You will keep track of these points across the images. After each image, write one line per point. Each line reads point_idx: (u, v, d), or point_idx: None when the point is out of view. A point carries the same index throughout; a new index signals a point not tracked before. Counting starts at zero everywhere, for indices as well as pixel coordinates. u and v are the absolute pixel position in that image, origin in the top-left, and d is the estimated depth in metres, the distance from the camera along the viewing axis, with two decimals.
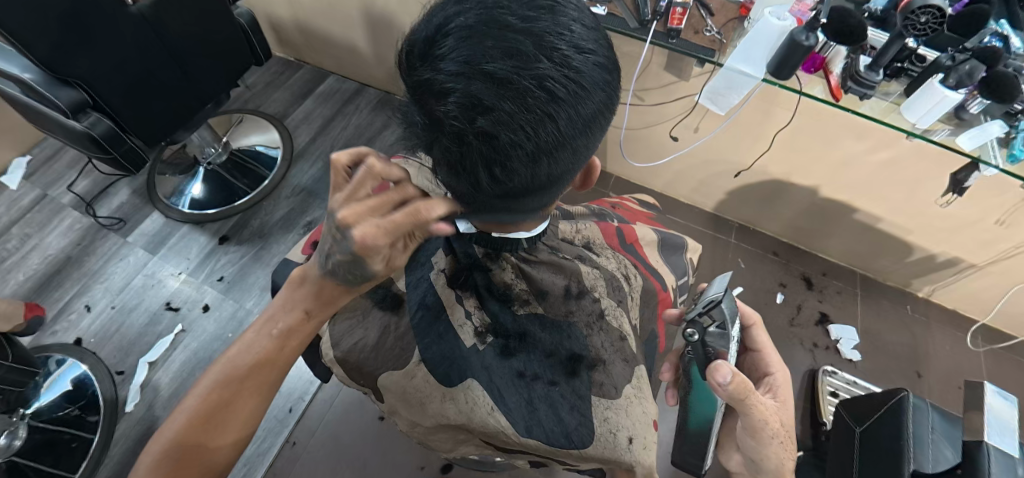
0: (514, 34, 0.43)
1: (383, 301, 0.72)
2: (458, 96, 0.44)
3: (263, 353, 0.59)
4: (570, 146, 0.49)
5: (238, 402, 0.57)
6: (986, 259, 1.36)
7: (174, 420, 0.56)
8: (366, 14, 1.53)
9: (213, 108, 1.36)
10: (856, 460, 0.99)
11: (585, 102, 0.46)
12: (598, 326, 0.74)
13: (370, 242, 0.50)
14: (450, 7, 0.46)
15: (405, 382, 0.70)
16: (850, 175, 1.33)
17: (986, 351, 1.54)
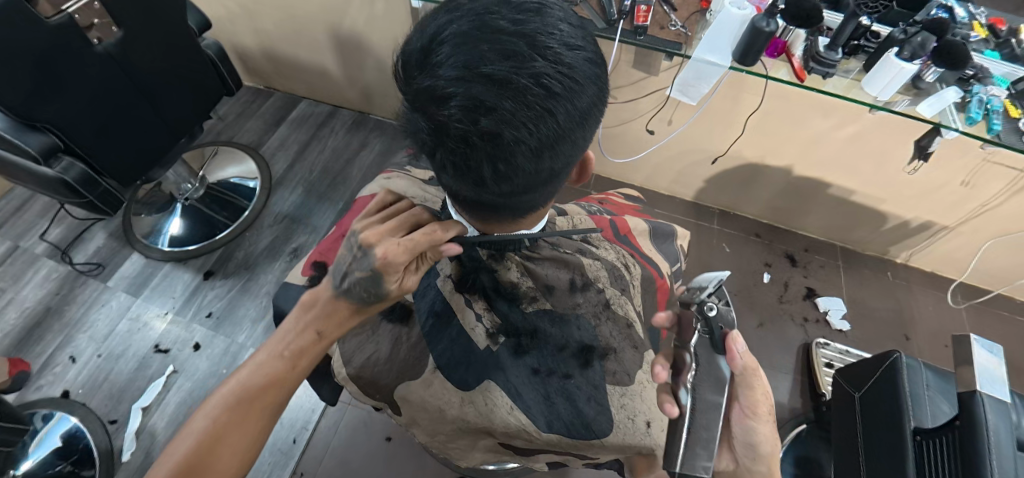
0: (508, 36, 0.44)
1: (392, 315, 0.73)
2: (460, 99, 0.45)
3: (274, 373, 0.61)
4: (570, 140, 0.50)
5: (249, 423, 0.59)
6: (955, 220, 1.42)
7: (181, 443, 0.55)
8: (334, 37, 1.54)
9: (188, 142, 1.35)
10: (859, 424, 1.03)
11: (582, 95, 0.48)
12: (605, 316, 0.76)
13: (393, 256, 0.61)
14: (441, 16, 0.47)
15: (422, 391, 0.70)
16: (821, 152, 1.38)
17: (966, 308, 1.60)
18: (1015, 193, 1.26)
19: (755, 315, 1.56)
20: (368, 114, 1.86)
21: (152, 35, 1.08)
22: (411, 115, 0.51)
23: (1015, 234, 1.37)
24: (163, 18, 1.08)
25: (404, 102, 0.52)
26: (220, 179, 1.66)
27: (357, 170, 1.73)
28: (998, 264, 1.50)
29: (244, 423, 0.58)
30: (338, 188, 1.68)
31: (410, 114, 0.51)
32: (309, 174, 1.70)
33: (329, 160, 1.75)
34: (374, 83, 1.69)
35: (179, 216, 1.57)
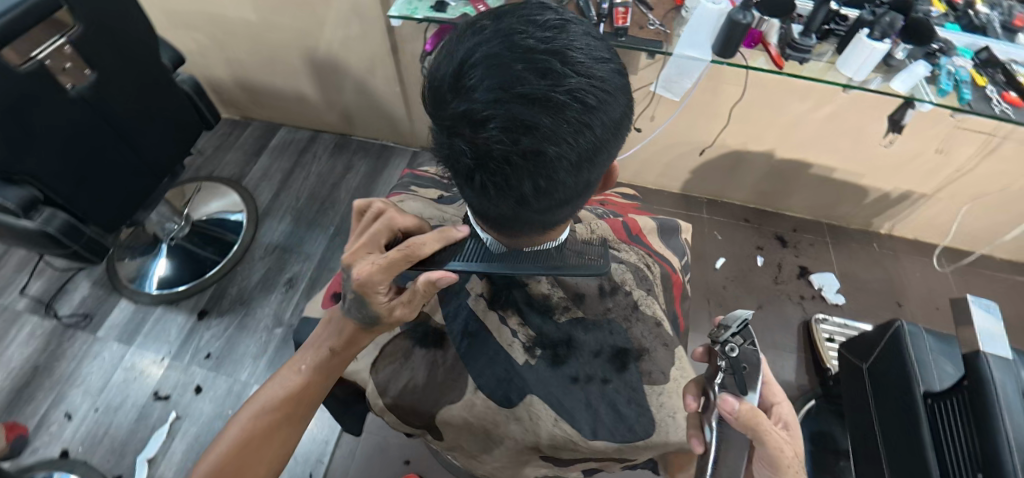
0: (540, 55, 0.44)
1: (425, 340, 0.72)
2: (499, 120, 0.45)
3: (293, 388, 0.68)
4: (607, 149, 0.51)
5: (274, 432, 0.66)
6: (932, 187, 1.48)
7: (216, 449, 0.63)
8: (310, 61, 1.52)
9: (170, 180, 1.31)
10: (870, 396, 1.05)
11: (616, 105, 0.48)
12: (635, 318, 0.76)
13: (369, 278, 0.60)
14: (468, 40, 0.47)
15: (464, 412, 0.70)
16: (800, 134, 1.42)
17: (951, 270, 1.66)
18: (986, 156, 1.31)
19: (753, 298, 1.58)
20: (349, 136, 1.84)
21: (128, 76, 1.04)
22: (445, 138, 0.51)
23: (989, 195, 1.43)
24: (136, 58, 1.05)
25: (435, 126, 0.52)
26: (205, 215, 1.61)
27: (344, 192, 1.71)
28: (976, 225, 1.57)
29: (269, 431, 0.66)
30: (328, 213, 1.66)
31: (444, 137, 0.51)
32: (296, 201, 1.67)
33: (315, 185, 1.72)
34: (354, 104, 1.67)
35: (164, 257, 1.52)
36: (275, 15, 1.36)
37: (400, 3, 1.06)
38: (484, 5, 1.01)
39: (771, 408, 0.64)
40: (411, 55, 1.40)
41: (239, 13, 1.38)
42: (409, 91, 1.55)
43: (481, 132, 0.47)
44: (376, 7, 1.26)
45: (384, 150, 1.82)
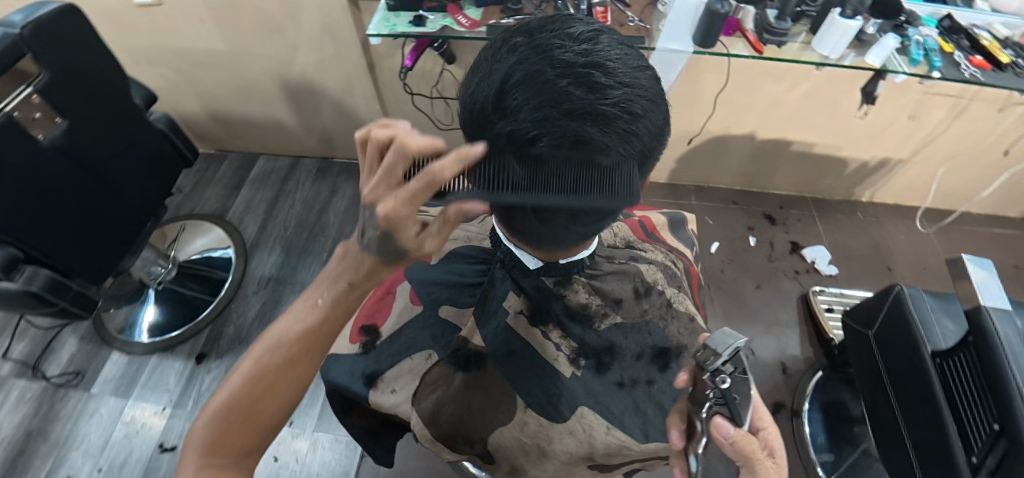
0: (582, 69, 0.45)
1: (468, 365, 0.70)
2: (548, 139, 0.46)
3: (309, 327, 0.52)
4: (651, 153, 0.52)
5: (291, 373, 0.52)
6: (908, 152, 1.53)
7: (227, 385, 0.52)
8: (285, 88, 1.49)
9: (154, 223, 1.25)
10: (880, 361, 1.06)
11: (657, 111, 0.49)
12: (671, 315, 0.76)
13: (393, 215, 0.45)
14: (506, 58, 0.47)
15: (516, 431, 0.70)
16: (780, 114, 1.45)
17: (933, 230, 1.73)
18: (956, 118, 1.37)
19: (751, 278, 1.61)
20: (331, 158, 1.81)
21: (104, 120, 0.97)
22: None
23: (961, 154, 1.49)
24: (108, 97, 0.97)
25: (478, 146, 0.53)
26: (190, 254, 1.55)
27: (333, 216, 1.67)
28: (951, 184, 1.63)
29: (285, 373, 0.52)
30: (319, 239, 1.62)
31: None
32: (285, 231, 1.63)
33: (302, 213, 1.68)
34: (334, 126, 1.64)
35: (154, 303, 1.46)
36: (245, 44, 1.33)
37: (377, 21, 1.04)
38: (464, 16, 1.01)
39: (758, 432, 0.56)
40: (389, 72, 1.38)
41: (207, 45, 1.34)
42: (389, 107, 1.53)
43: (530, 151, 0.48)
44: (350, 26, 1.24)
45: None
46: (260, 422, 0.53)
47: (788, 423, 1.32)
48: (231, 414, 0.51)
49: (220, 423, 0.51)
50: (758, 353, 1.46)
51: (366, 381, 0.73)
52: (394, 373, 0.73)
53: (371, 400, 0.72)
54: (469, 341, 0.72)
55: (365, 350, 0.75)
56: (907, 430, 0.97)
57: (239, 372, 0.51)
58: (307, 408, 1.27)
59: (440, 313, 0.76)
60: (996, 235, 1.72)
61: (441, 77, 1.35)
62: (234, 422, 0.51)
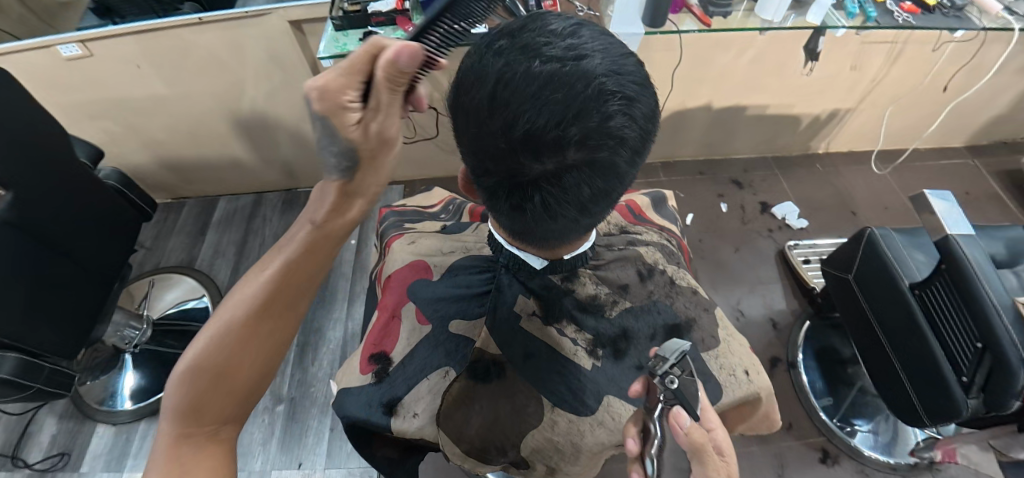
0: (569, 68, 0.43)
1: (489, 375, 0.71)
2: (547, 137, 0.45)
3: (300, 258, 0.46)
4: (650, 137, 0.50)
5: (267, 326, 0.45)
6: (855, 101, 1.60)
7: (202, 333, 0.44)
8: (237, 124, 1.44)
9: (120, 285, 1.18)
10: (864, 303, 1.10)
11: (650, 96, 0.47)
12: (675, 292, 0.78)
13: (327, 89, 0.44)
14: (491, 61, 0.45)
15: (548, 432, 0.71)
16: (732, 81, 1.49)
17: (888, 171, 1.82)
18: (894, 62, 1.44)
19: (729, 243, 1.65)
20: (296, 189, 1.76)
21: (55, 186, 0.90)
22: (489, 164, 0.51)
23: (902, 95, 1.58)
24: (55, 163, 0.90)
25: (473, 152, 0.51)
26: (164, 310, 1.48)
27: None
28: (897, 125, 1.72)
29: (258, 327, 0.45)
30: None
31: (485, 162, 0.51)
32: None
33: None
34: (294, 156, 1.60)
35: (133, 367, 1.39)
36: (189, 85, 1.27)
37: (325, 43, 1.02)
38: (415, 27, 0.99)
39: None
40: None
41: (147, 91, 1.28)
42: None
43: (530, 151, 0.46)
44: (298, 52, 1.21)
45: None
46: (238, 384, 0.45)
47: (787, 375, 1.37)
48: (206, 377, 0.43)
49: (192, 390, 0.43)
50: (748, 313, 1.50)
51: (385, 410, 0.71)
52: (413, 397, 0.71)
53: (393, 428, 0.70)
54: (485, 350, 0.72)
55: (379, 378, 0.73)
56: (896, 361, 1.02)
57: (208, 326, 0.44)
58: (314, 447, 1.23)
59: (450, 329, 0.75)
60: (945, 166, 1.83)
61: None
62: (209, 387, 0.44)
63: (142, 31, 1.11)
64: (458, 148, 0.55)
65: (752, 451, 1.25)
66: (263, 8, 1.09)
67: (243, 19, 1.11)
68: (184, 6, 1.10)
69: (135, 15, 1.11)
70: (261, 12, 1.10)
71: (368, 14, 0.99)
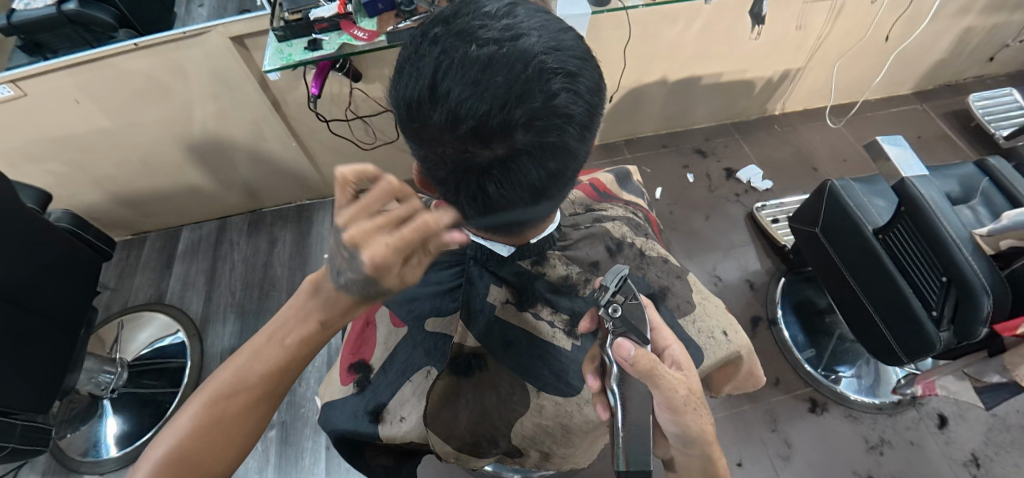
0: (505, 50, 0.42)
1: (471, 369, 0.70)
2: (493, 123, 0.44)
3: (273, 365, 0.55)
4: (597, 112, 0.49)
5: (232, 422, 0.54)
6: (804, 60, 1.65)
7: (173, 433, 0.52)
8: (190, 150, 1.39)
9: (87, 331, 1.11)
10: (833, 254, 1.13)
11: (592, 69, 0.47)
12: (646, 263, 0.80)
13: (381, 263, 0.46)
14: (428, 50, 0.44)
15: (537, 417, 0.71)
16: (684, 53, 1.51)
17: (842, 124, 1.88)
18: (837, 18, 1.48)
19: (699, 211, 1.68)
20: (259, 210, 1.71)
21: (13, 239, 0.85)
22: (439, 156, 0.49)
23: (848, 50, 1.63)
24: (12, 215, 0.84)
25: (423, 145, 0.50)
26: (138, 351, 1.42)
27: (280, 267, 1.59)
28: (846, 78, 1.78)
29: (226, 422, 0.54)
30: (272, 294, 1.54)
31: (436, 154, 0.50)
32: (234, 297, 1.53)
33: (245, 273, 1.58)
34: (254, 176, 1.56)
35: (113, 414, 1.33)
36: (134, 114, 1.22)
37: (270, 56, 0.99)
38: (360, 30, 0.97)
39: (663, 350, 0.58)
40: (297, 104, 1.31)
41: (89, 125, 1.22)
42: (306, 141, 1.47)
43: (477, 139, 0.45)
44: (242, 69, 1.16)
45: (302, 210, 1.71)
46: (207, 472, 0.53)
47: (768, 332, 1.41)
48: (178, 462, 0.51)
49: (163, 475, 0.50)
50: (725, 278, 1.53)
51: (371, 417, 0.70)
52: (398, 401, 0.70)
53: (381, 435, 0.69)
54: (464, 344, 0.71)
55: (361, 387, 0.73)
56: (870, 305, 1.05)
57: (191, 414, 0.53)
58: (312, 467, 1.21)
59: (426, 328, 0.74)
60: (894, 114, 1.89)
61: (351, 97, 1.31)
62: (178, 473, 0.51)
63: (78, 63, 1.05)
64: (407, 143, 0.54)
65: (744, 410, 1.28)
66: (202, 26, 1.05)
67: (182, 40, 1.07)
68: (118, 33, 1.06)
69: (67, 48, 1.06)
70: (200, 31, 1.06)
71: (309, 21, 0.96)
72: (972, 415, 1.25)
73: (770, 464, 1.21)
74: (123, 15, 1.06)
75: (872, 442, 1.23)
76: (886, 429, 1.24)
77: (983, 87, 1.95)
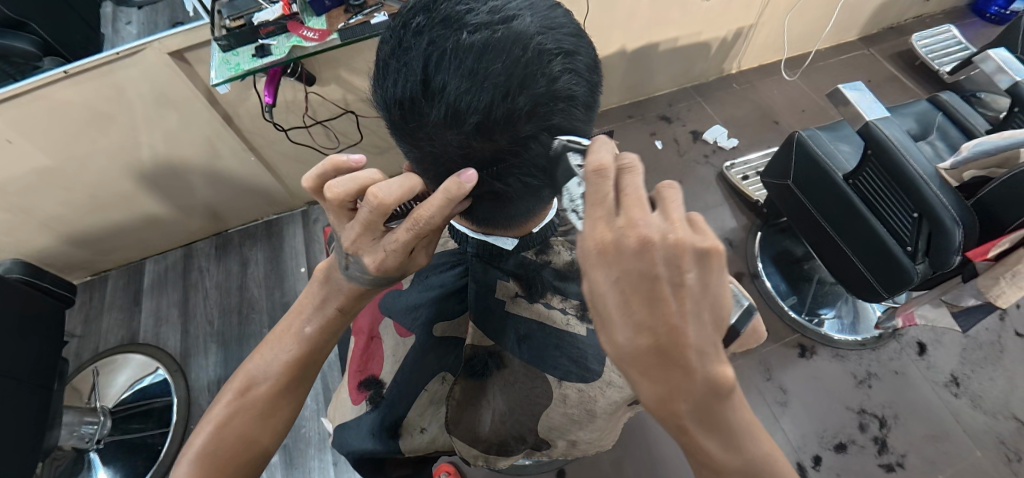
0: (499, 34, 0.40)
1: (489, 368, 0.70)
2: (497, 114, 0.43)
3: (296, 352, 0.62)
4: (597, 88, 0.48)
5: (263, 406, 0.61)
6: (755, 16, 1.67)
7: (214, 414, 0.60)
8: (142, 177, 1.30)
9: (61, 383, 1.05)
10: (807, 203, 1.16)
11: (587, 45, 0.45)
12: None
13: (386, 265, 0.54)
14: (414, 43, 0.41)
15: (562, 407, 0.71)
16: (640, 22, 1.50)
17: (797, 76, 1.92)
18: None
19: (671, 177, 1.70)
20: (225, 231, 1.63)
21: None
22: (439, 153, 0.48)
23: (796, 2, 1.66)
24: None
25: (419, 144, 0.48)
26: (118, 396, 1.35)
27: (257, 288, 1.53)
28: (796, 30, 1.81)
29: (257, 405, 0.61)
30: (252, 317, 1.48)
31: (436, 151, 0.48)
32: (213, 326, 1.46)
33: (221, 299, 1.51)
34: (215, 197, 1.48)
35: (104, 465, 1.27)
36: (76, 147, 1.13)
37: (215, 67, 0.93)
38: (309, 29, 0.92)
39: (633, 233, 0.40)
40: (250, 116, 1.24)
41: (27, 165, 1.12)
42: (265, 154, 1.40)
43: (481, 132, 0.44)
44: (188, 85, 1.09)
45: (271, 225, 1.64)
46: (247, 452, 0.60)
47: (753, 285, 1.45)
48: (218, 444, 0.58)
49: (203, 463, 0.57)
50: None
51: (389, 433, 0.70)
52: (417, 413, 0.72)
53: (403, 448, 0.71)
54: (478, 345, 0.70)
55: (374, 402, 0.71)
56: (847, 247, 1.09)
57: (224, 404, 0.60)
58: None
59: (435, 335, 0.74)
60: (844, 61, 1.95)
61: (307, 102, 1.25)
62: (218, 456, 0.58)
63: (4, 100, 0.96)
64: (399, 143, 0.52)
65: (739, 363, 1.32)
66: (136, 44, 0.98)
67: (116, 62, 0.99)
68: (43, 62, 0.95)
69: None
70: (135, 49, 0.98)
71: (254, 25, 0.90)
72: (948, 338, 1.32)
73: (770, 411, 1.26)
74: (46, 42, 0.96)
75: (861, 377, 1.29)
76: (872, 362, 1.31)
77: (923, 26, 2.03)
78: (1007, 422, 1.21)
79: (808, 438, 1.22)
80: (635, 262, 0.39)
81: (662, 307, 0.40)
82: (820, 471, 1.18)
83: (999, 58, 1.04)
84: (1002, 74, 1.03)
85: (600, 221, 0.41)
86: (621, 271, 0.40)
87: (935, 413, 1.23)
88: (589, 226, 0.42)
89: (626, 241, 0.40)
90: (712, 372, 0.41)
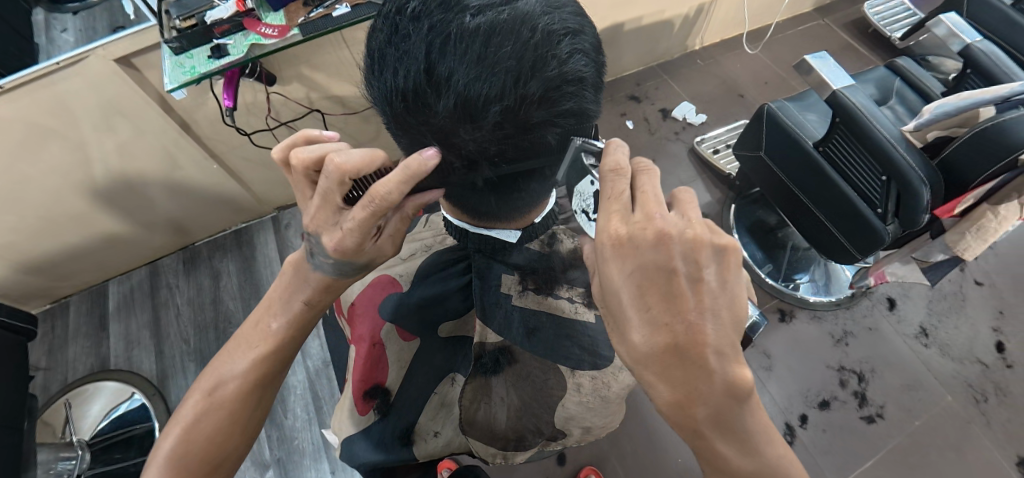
0: (503, 17, 0.39)
1: (499, 365, 0.71)
2: (508, 102, 0.42)
3: (264, 349, 0.60)
4: (602, 69, 0.48)
5: (228, 406, 0.58)
6: None
7: (179, 418, 0.57)
8: (96, 195, 1.22)
9: (32, 421, 0.98)
10: (779, 172, 1.19)
11: (590, 24, 0.44)
12: None
13: (344, 247, 0.54)
14: (415, 29, 0.40)
15: (576, 396, 0.72)
16: (605, 4, 1.49)
17: (758, 50, 1.96)
18: None
19: (644, 156, 1.72)
20: (192, 245, 1.56)
21: None
22: (446, 147, 0.47)
23: None
24: None
25: (426, 140, 0.47)
26: (95, 426, 1.28)
27: (232, 300, 1.47)
28: (755, 4, 1.84)
29: (222, 406, 0.58)
30: (231, 332, 1.42)
31: (441, 144, 0.47)
32: (191, 344, 1.40)
33: (195, 315, 1.45)
34: (177, 210, 1.41)
35: None
36: (21, 167, 1.05)
37: (169, 72, 0.87)
38: (267, 26, 0.87)
39: (653, 218, 0.46)
40: (209, 121, 1.18)
41: None
42: (228, 160, 1.34)
43: (491, 122, 0.43)
44: (140, 93, 1.03)
45: (241, 234, 1.58)
46: (218, 450, 0.58)
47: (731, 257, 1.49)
48: (185, 448, 0.56)
49: (178, 463, 0.55)
50: None
51: (402, 441, 0.73)
52: (428, 418, 0.74)
53: (418, 454, 0.74)
54: (486, 342, 0.71)
55: (383, 412, 0.73)
56: (819, 213, 1.13)
57: (191, 406, 0.58)
58: None
59: (441, 335, 0.75)
60: (801, 32, 2.00)
61: (270, 103, 1.19)
62: (190, 455, 0.56)
63: None
64: (399, 137, 0.51)
65: None
66: (77, 53, 0.90)
67: (56, 72, 0.91)
68: None
69: None
70: (76, 58, 0.90)
71: (207, 25, 0.84)
72: (915, 292, 1.40)
73: (756, 376, 1.30)
74: None
75: (837, 336, 1.34)
76: (848, 321, 1.37)
77: None
78: (973, 366, 1.29)
79: (793, 399, 1.27)
80: (652, 253, 0.45)
81: (679, 299, 0.44)
82: (807, 429, 1.23)
83: (950, 21, 1.08)
84: (953, 38, 1.07)
85: (616, 215, 0.47)
86: (637, 262, 0.45)
87: (909, 365, 1.30)
88: (605, 220, 0.48)
89: (643, 234, 0.46)
90: (730, 374, 0.45)
